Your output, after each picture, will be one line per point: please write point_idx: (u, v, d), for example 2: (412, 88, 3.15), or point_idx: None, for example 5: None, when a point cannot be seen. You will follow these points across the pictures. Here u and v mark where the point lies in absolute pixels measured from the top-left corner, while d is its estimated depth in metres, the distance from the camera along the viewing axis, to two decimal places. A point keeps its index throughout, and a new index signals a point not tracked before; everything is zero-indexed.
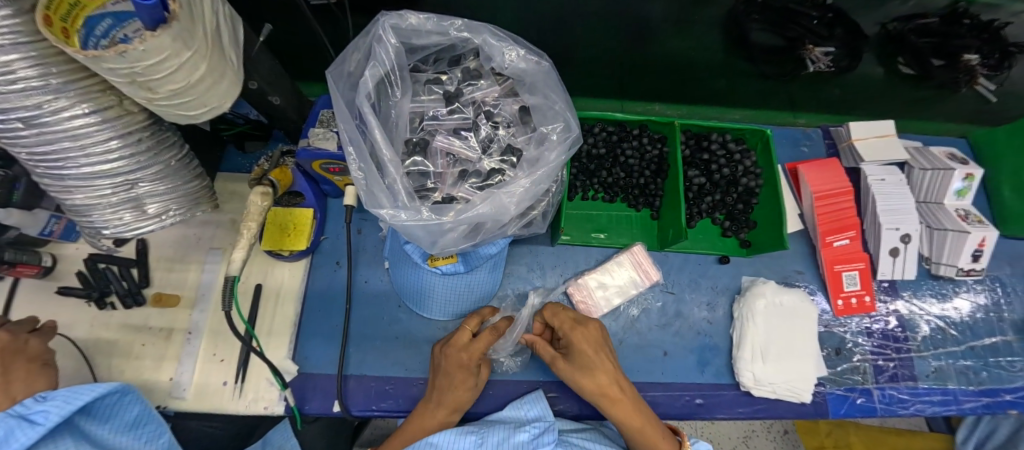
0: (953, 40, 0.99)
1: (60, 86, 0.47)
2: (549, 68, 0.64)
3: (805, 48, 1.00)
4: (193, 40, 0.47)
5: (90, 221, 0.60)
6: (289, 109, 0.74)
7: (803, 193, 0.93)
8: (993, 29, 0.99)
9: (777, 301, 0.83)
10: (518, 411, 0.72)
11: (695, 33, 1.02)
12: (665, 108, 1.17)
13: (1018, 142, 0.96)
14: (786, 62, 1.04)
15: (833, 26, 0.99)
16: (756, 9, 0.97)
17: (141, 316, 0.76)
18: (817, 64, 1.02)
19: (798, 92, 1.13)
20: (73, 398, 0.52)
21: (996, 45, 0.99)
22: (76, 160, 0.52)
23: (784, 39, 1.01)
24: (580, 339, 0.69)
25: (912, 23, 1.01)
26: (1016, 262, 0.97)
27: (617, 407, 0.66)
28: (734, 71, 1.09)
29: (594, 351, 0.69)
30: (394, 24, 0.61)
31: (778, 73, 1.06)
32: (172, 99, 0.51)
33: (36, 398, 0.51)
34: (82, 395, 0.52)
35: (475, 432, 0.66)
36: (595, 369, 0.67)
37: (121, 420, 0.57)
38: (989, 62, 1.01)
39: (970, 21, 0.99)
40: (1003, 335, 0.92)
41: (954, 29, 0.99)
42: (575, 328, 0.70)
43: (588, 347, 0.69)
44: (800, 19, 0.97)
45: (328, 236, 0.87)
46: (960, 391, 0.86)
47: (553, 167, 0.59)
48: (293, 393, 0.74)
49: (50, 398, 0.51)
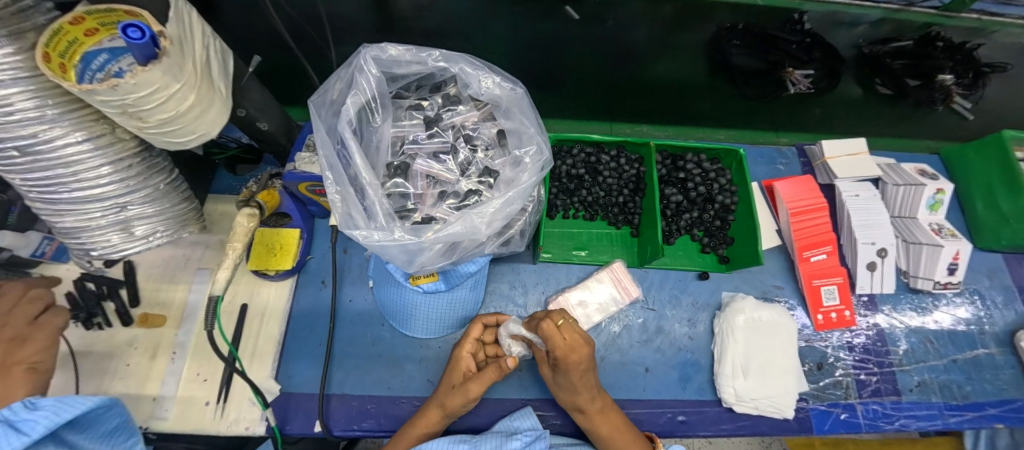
0: (927, 61, 0.98)
1: (56, 117, 0.50)
2: (522, 94, 0.68)
3: (784, 72, 0.98)
4: (182, 73, 0.50)
5: (79, 242, 0.63)
6: (277, 133, 0.77)
7: (780, 209, 0.95)
8: (965, 51, 0.98)
9: (757, 316, 0.84)
10: (510, 424, 0.72)
11: (677, 58, 1.01)
12: (653, 129, 1.23)
13: (987, 158, 0.99)
14: (767, 85, 1.05)
15: (812, 50, 0.96)
16: (736, 33, 0.94)
17: (127, 336, 0.78)
18: (796, 86, 1.01)
19: (777, 112, 1.17)
20: (65, 410, 0.49)
21: (970, 65, 0.98)
22: (67, 185, 0.55)
23: (764, 62, 0.99)
24: (576, 364, 0.63)
25: (888, 46, 0.99)
26: (994, 275, 0.98)
27: (590, 420, 0.68)
28: (717, 93, 1.12)
29: (585, 374, 0.65)
30: (375, 55, 0.65)
31: (759, 95, 1.08)
32: (162, 128, 0.54)
33: (24, 404, 0.48)
34: (68, 408, 0.49)
35: (465, 441, 0.66)
36: (580, 389, 0.66)
37: (99, 430, 0.55)
38: (964, 82, 0.99)
39: (944, 43, 0.97)
40: (985, 348, 0.92)
41: (928, 52, 0.98)
42: (575, 351, 0.64)
43: (580, 370, 0.64)
44: (779, 44, 0.95)
45: (315, 256, 0.89)
46: (945, 405, 0.86)
47: (525, 187, 0.62)
48: (275, 413, 0.75)
49: (40, 406, 0.48)
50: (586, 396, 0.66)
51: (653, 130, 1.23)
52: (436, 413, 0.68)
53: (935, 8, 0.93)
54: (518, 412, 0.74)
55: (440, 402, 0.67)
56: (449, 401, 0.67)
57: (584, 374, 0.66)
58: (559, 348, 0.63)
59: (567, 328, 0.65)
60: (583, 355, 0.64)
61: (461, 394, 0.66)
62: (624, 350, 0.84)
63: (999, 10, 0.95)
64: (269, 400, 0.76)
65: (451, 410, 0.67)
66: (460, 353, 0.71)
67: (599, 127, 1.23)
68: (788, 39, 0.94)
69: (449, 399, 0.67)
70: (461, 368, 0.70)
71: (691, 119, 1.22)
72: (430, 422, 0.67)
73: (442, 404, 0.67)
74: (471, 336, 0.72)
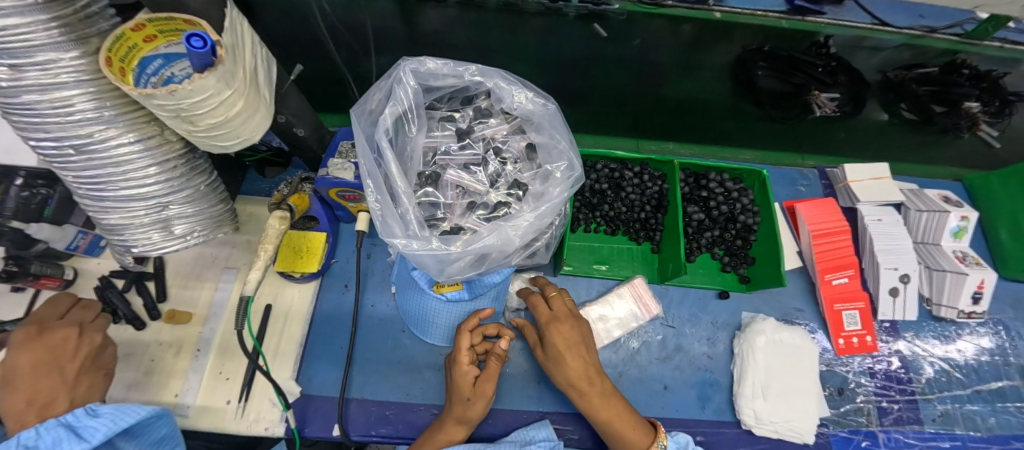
0: (952, 88, 0.98)
1: (111, 118, 0.52)
2: (554, 110, 0.69)
3: (811, 95, 0.99)
4: (234, 80, 0.52)
5: (120, 239, 0.64)
6: (311, 139, 0.79)
7: (801, 231, 0.95)
8: (992, 79, 0.98)
9: (777, 338, 0.84)
10: (525, 433, 0.73)
11: (702, 78, 1.03)
12: (679, 147, 1.25)
13: (1013, 188, 0.99)
14: (791, 107, 1.07)
15: (837, 74, 0.98)
16: (761, 55, 0.96)
17: (153, 331, 0.79)
18: (821, 109, 1.03)
19: (802, 134, 1.17)
20: (118, 418, 0.54)
21: (995, 94, 0.99)
22: (115, 184, 0.57)
23: (789, 84, 0.99)
24: (558, 331, 0.68)
25: (913, 72, 1.00)
26: (1019, 306, 0.97)
27: (586, 401, 0.66)
28: (743, 114, 1.13)
29: (568, 343, 0.67)
30: (413, 68, 0.67)
31: (785, 116, 1.10)
32: (210, 131, 0.56)
33: (85, 411, 0.55)
34: (126, 415, 0.54)
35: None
36: (564, 361, 0.67)
37: (147, 439, 0.59)
38: (990, 110, 1.00)
39: (970, 71, 0.98)
40: (1010, 380, 0.90)
41: (953, 79, 0.99)
42: (554, 321, 0.69)
43: (563, 338, 0.68)
44: (803, 67, 0.95)
45: (338, 259, 0.90)
46: (968, 437, 0.85)
47: (556, 202, 0.63)
48: (295, 415, 0.75)
49: (100, 414, 0.54)
50: (574, 367, 0.66)
51: (679, 148, 1.25)
52: (458, 429, 0.68)
53: (958, 35, 0.95)
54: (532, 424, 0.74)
55: (456, 417, 0.67)
56: (468, 413, 0.67)
57: (571, 341, 0.68)
58: (544, 317, 0.71)
59: (552, 305, 0.71)
60: (569, 324, 0.69)
61: (477, 402, 0.67)
62: (643, 367, 0.84)
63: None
64: (289, 401, 0.76)
65: (467, 421, 0.67)
66: (459, 368, 0.68)
67: (625, 142, 1.24)
68: (812, 63, 0.95)
69: (464, 411, 0.67)
70: (466, 379, 0.67)
71: (714, 138, 1.23)
72: (452, 436, 0.67)
73: (461, 418, 0.67)
74: (462, 348, 0.68)
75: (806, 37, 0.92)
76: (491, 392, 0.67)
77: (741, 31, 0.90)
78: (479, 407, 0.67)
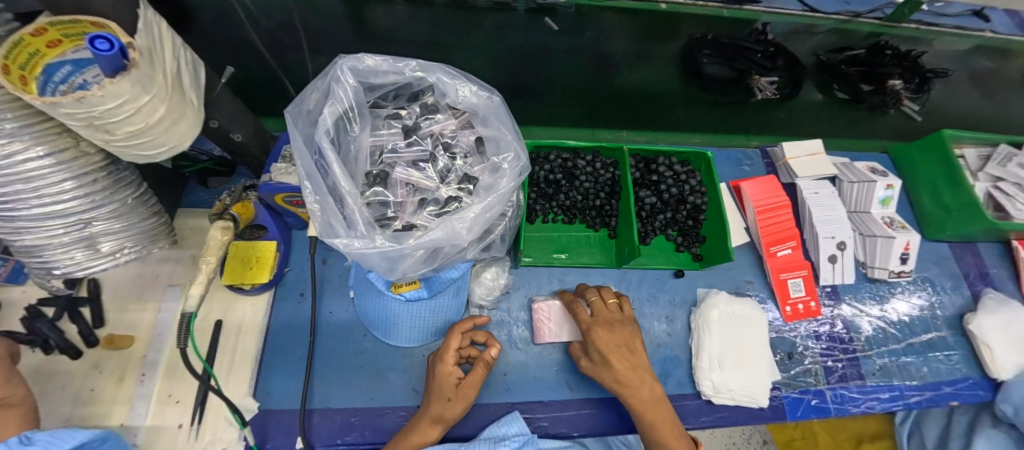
0: (879, 68, 1.05)
1: (15, 131, 0.48)
2: (499, 102, 0.69)
3: (752, 79, 1.04)
4: (153, 85, 0.49)
5: (39, 262, 0.60)
6: (251, 145, 0.76)
7: (747, 207, 1.00)
8: (913, 58, 1.06)
9: (729, 311, 0.88)
10: (496, 430, 0.73)
11: (651, 67, 1.06)
12: (632, 135, 1.27)
13: (930, 155, 1.08)
14: (735, 90, 1.10)
15: (776, 58, 1.03)
16: (706, 43, 1.00)
17: (91, 359, 0.74)
18: (763, 92, 1.08)
19: (747, 116, 1.22)
20: (55, 443, 0.51)
21: (916, 71, 1.06)
22: (27, 201, 0.53)
23: (733, 70, 1.04)
24: (606, 333, 0.68)
25: (843, 54, 1.08)
26: (942, 263, 1.06)
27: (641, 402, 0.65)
28: (690, 100, 1.17)
29: (619, 345, 0.68)
30: (352, 66, 0.65)
31: (729, 100, 1.14)
32: (130, 140, 0.53)
33: (19, 441, 0.51)
34: (64, 440, 0.52)
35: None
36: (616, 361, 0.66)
37: None
38: (911, 87, 1.07)
39: (892, 51, 1.05)
40: (938, 331, 0.99)
41: (880, 60, 1.05)
42: (601, 322, 0.69)
43: (613, 340, 0.67)
44: (746, 53, 1.00)
45: (292, 268, 0.87)
46: (904, 386, 0.92)
47: (504, 193, 0.63)
48: (254, 431, 0.73)
49: (33, 441, 0.51)
50: (620, 369, 0.66)
51: (633, 136, 1.27)
52: (434, 429, 0.66)
53: (879, 18, 1.02)
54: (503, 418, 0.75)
55: (434, 417, 0.65)
56: (446, 413, 0.66)
57: (616, 343, 0.67)
58: (592, 319, 0.70)
59: (599, 308, 0.72)
60: (608, 327, 0.69)
61: (458, 403, 0.66)
62: None
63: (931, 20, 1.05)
64: (247, 418, 0.73)
65: (445, 421, 0.66)
66: (444, 366, 0.68)
67: (583, 133, 1.26)
68: (753, 49, 1.00)
69: (442, 409, 0.65)
70: (449, 379, 0.67)
71: (667, 126, 1.26)
72: (426, 438, 0.65)
73: (440, 418, 0.66)
74: (452, 347, 0.69)
75: (746, 25, 0.97)
76: (473, 395, 0.67)
77: (686, 22, 0.94)
78: (458, 408, 0.66)
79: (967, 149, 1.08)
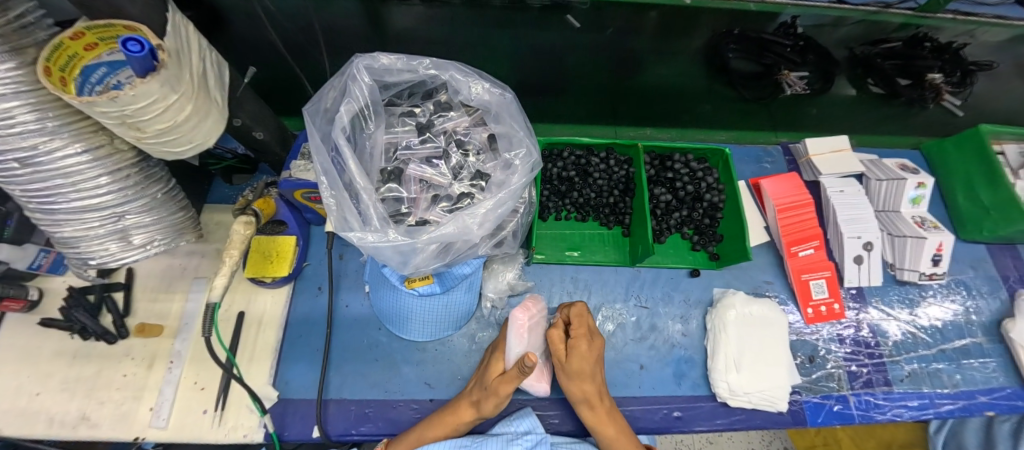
0: (917, 61, 1.01)
1: (56, 128, 0.52)
2: (511, 99, 0.70)
3: (780, 74, 1.00)
4: (180, 84, 0.52)
5: (77, 252, 0.64)
6: (272, 142, 0.79)
7: (767, 206, 0.97)
8: (953, 51, 1.01)
9: (746, 312, 0.86)
10: (507, 428, 0.72)
11: (676, 65, 1.05)
12: (657, 131, 1.23)
13: (967, 152, 1.02)
14: (764, 86, 1.07)
15: (806, 53, 1.01)
16: (732, 38, 0.98)
17: (124, 346, 0.78)
18: (792, 88, 1.02)
19: (776, 113, 1.18)
20: None
21: (957, 64, 1.00)
22: (66, 195, 0.56)
23: (760, 65, 1.02)
24: (583, 348, 0.70)
25: (879, 47, 1.03)
26: (978, 266, 1.01)
27: (594, 416, 0.69)
28: (716, 96, 1.14)
29: (593, 362, 0.70)
30: (367, 64, 0.67)
31: (759, 97, 1.10)
32: (160, 137, 0.56)
33: None
34: None
35: (467, 446, 0.67)
36: (585, 377, 0.69)
37: None
38: (953, 80, 1.01)
39: (931, 44, 1.01)
40: (973, 337, 0.94)
41: (917, 52, 1.01)
42: (585, 336, 0.71)
43: (588, 355, 0.70)
44: (772, 48, 0.98)
45: (311, 262, 0.90)
46: (935, 394, 0.88)
47: (515, 189, 0.64)
48: (273, 419, 0.75)
49: None
50: (591, 383, 0.69)
51: (656, 133, 1.24)
52: (469, 412, 0.69)
53: (913, 9, 0.95)
54: (515, 415, 0.74)
55: (472, 400, 0.69)
56: (482, 401, 0.67)
57: (590, 359, 0.70)
58: (577, 330, 0.72)
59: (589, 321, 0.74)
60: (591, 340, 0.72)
61: (492, 395, 0.66)
62: (618, 349, 0.85)
63: (973, 10, 0.99)
64: (267, 406, 0.76)
65: (480, 409, 0.68)
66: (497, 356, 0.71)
67: (605, 131, 1.24)
68: (781, 43, 0.98)
69: (477, 394, 0.69)
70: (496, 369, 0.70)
71: (692, 124, 1.24)
72: (461, 419, 0.69)
73: (476, 403, 0.68)
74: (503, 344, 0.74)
75: (768, 18, 0.96)
76: (507, 392, 0.65)
77: (705, 17, 0.93)
78: (491, 397, 0.66)
79: (1008, 145, 1.02)
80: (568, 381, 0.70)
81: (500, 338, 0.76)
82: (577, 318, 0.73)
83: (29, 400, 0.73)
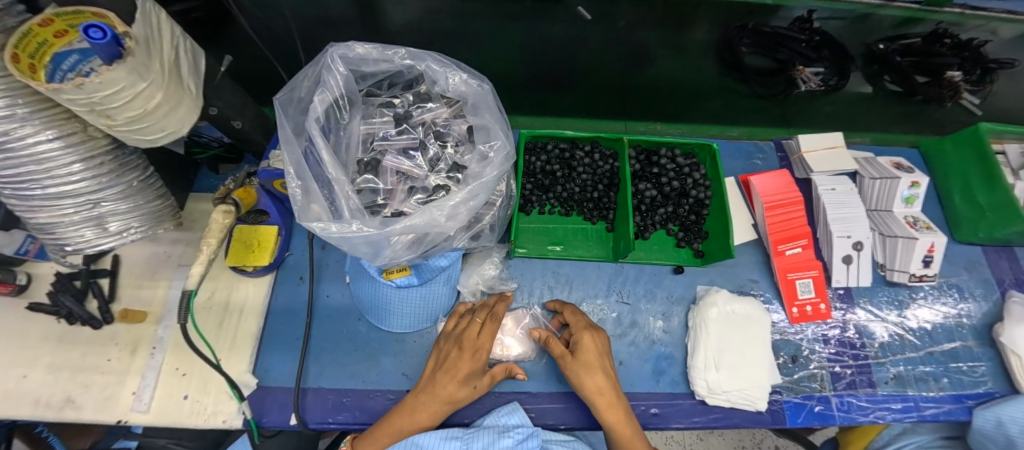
0: (933, 59, 0.97)
1: (26, 115, 0.52)
2: (488, 90, 0.69)
3: (795, 70, 0.98)
4: (149, 72, 0.51)
5: (53, 237, 0.65)
6: (251, 131, 0.79)
7: (755, 203, 0.96)
8: (974, 47, 0.95)
9: (729, 309, 0.85)
10: (495, 422, 0.71)
11: (681, 59, 1.03)
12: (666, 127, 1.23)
13: (965, 152, 0.99)
14: (777, 82, 1.05)
15: (820, 48, 0.96)
16: (746, 33, 0.94)
17: (108, 331, 0.80)
18: (806, 84, 1.00)
19: (786, 108, 1.16)
20: None
21: (977, 61, 0.96)
22: (40, 181, 0.57)
23: (774, 60, 0.98)
24: (590, 342, 0.72)
25: (898, 43, 0.99)
26: (973, 268, 0.98)
27: (613, 413, 0.67)
28: (726, 91, 1.12)
29: (600, 354, 0.72)
30: (342, 54, 0.66)
31: (769, 92, 1.09)
32: (130, 125, 0.56)
33: None
34: None
35: (458, 437, 0.65)
36: (595, 368, 0.70)
37: None
38: (971, 78, 0.98)
39: (951, 40, 0.95)
40: (963, 341, 0.92)
41: (936, 49, 0.96)
42: (586, 330, 0.73)
43: (595, 349, 0.71)
44: (788, 43, 0.93)
45: (293, 252, 0.90)
46: (920, 397, 0.86)
47: (489, 181, 0.63)
48: (251, 407, 0.76)
49: None
50: (603, 377, 0.69)
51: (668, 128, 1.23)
52: (437, 406, 0.67)
53: (918, 3, 0.92)
54: (503, 409, 0.73)
55: (448, 398, 0.67)
56: (461, 396, 0.68)
57: (596, 352, 0.72)
58: (576, 327, 0.75)
59: (583, 319, 0.76)
60: (593, 335, 0.73)
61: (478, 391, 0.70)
62: None
63: (984, 4, 0.95)
64: (245, 393, 0.77)
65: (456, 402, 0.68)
66: (473, 361, 0.68)
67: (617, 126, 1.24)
68: (796, 38, 0.92)
69: (459, 394, 0.68)
70: (476, 368, 0.69)
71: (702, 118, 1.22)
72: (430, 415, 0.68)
73: (450, 400, 0.68)
74: (481, 347, 0.69)
75: (772, 12, 0.90)
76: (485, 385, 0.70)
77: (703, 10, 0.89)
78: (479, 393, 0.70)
79: (1009, 145, 0.99)
80: (578, 375, 0.69)
81: (474, 338, 0.70)
82: (571, 317, 0.77)
83: (16, 382, 0.75)
